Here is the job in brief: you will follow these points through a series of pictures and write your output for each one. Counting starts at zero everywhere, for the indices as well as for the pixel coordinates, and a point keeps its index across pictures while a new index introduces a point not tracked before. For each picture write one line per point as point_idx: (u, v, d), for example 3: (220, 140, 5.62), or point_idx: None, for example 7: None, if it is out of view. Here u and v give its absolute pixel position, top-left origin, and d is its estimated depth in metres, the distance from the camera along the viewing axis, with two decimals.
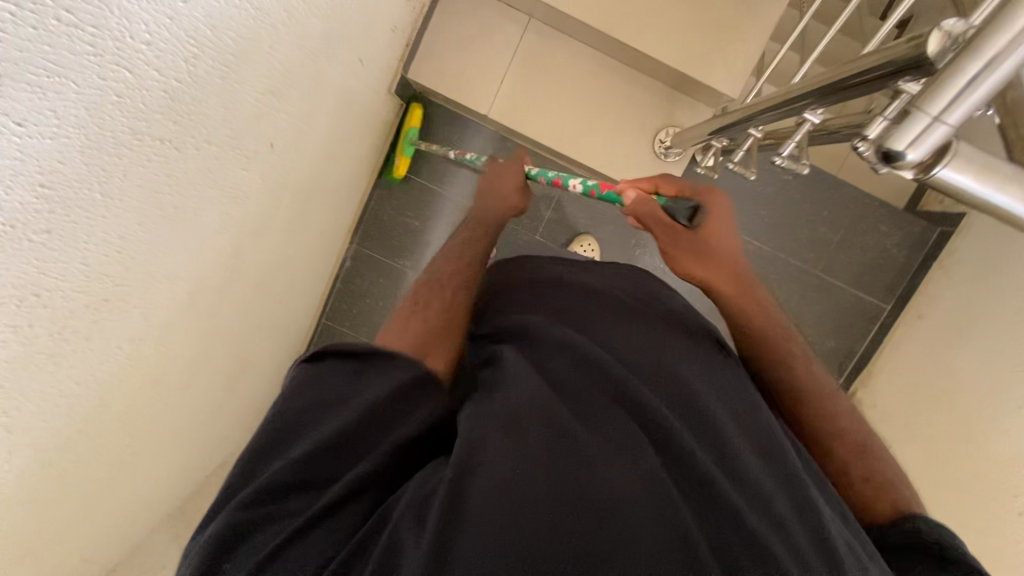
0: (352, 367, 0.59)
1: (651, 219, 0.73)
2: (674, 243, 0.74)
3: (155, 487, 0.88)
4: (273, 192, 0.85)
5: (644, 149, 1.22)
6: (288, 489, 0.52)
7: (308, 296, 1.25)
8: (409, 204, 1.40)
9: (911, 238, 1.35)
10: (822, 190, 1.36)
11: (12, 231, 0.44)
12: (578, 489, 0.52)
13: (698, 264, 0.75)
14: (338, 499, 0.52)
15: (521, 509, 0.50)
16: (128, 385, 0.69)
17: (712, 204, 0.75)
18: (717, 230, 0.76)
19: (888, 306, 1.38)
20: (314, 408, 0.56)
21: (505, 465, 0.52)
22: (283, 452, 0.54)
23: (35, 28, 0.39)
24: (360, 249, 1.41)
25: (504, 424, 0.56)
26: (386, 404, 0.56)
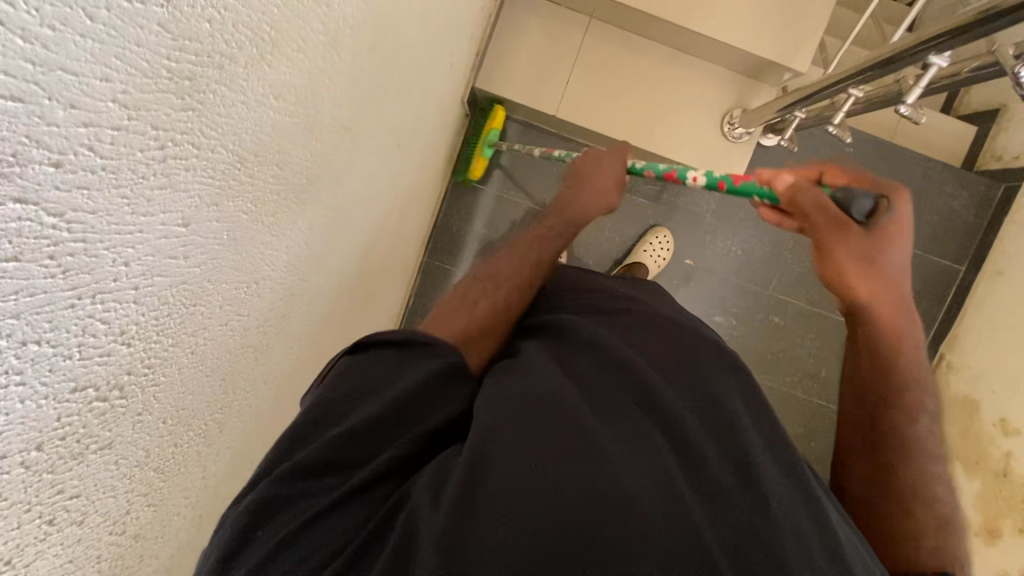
0: (389, 358, 0.54)
1: (808, 203, 0.58)
2: (840, 243, 0.56)
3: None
4: (392, 190, 0.86)
5: (713, 133, 1.26)
6: (316, 471, 0.47)
7: (393, 309, 1.24)
8: (476, 212, 1.42)
9: (976, 197, 1.38)
10: (884, 158, 1.38)
11: (255, 210, 0.44)
12: (594, 476, 0.45)
13: (861, 275, 0.58)
14: (365, 482, 0.47)
15: (530, 501, 0.43)
16: (290, 388, 0.68)
17: (900, 200, 0.57)
18: (902, 234, 0.57)
19: (963, 267, 1.40)
20: (350, 394, 0.51)
21: (518, 456, 0.46)
22: (316, 433, 0.49)
23: (299, 4, 0.40)
24: (430, 260, 1.42)
25: (521, 417, 0.50)
26: (422, 395, 0.51)
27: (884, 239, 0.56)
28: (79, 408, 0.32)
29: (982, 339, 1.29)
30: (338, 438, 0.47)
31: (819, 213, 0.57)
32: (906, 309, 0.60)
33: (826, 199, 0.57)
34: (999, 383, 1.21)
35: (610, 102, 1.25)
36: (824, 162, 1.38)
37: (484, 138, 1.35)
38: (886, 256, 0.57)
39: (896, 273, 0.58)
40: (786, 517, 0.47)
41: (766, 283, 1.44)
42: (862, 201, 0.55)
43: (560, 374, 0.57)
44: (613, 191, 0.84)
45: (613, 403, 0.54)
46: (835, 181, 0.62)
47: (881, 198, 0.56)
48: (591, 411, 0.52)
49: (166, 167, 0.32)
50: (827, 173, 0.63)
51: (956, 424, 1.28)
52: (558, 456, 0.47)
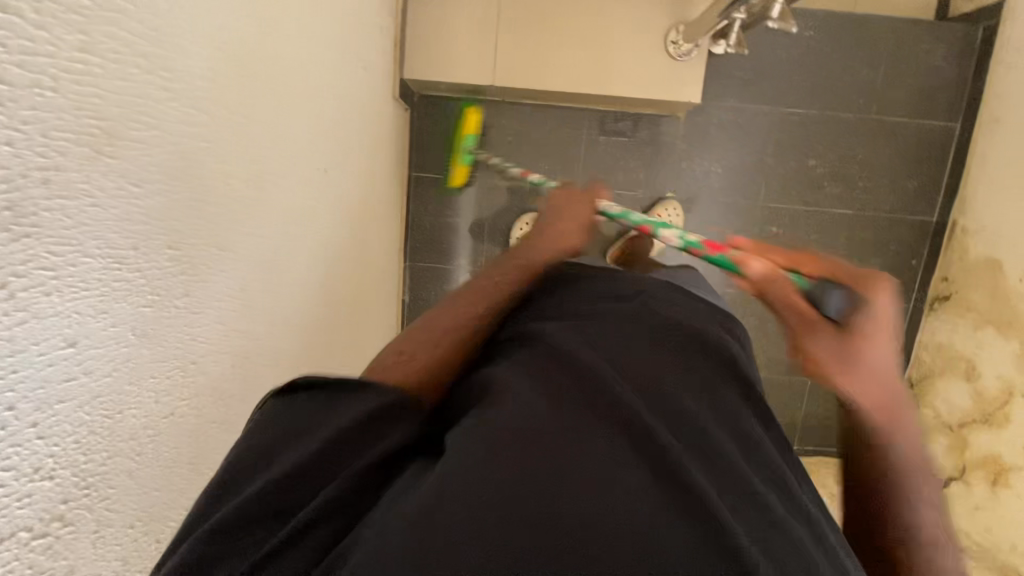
0: (325, 396, 0.47)
1: (776, 299, 0.62)
2: (809, 334, 0.57)
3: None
4: (336, 216, 0.84)
5: (660, 58, 1.19)
6: (242, 524, 0.39)
7: (382, 323, 1.25)
8: (444, 203, 1.39)
9: (956, 46, 1.29)
10: (850, 32, 1.28)
11: (160, 299, 0.43)
12: (556, 502, 0.39)
13: (841, 369, 0.54)
14: (296, 534, 0.39)
15: (481, 527, 0.37)
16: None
17: (876, 300, 0.55)
18: (884, 336, 0.54)
19: (958, 123, 1.31)
20: (286, 438, 0.44)
21: (471, 482, 0.39)
22: (240, 487, 0.41)
23: (130, 84, 0.38)
24: (414, 263, 1.41)
25: (488, 432, 0.43)
26: (370, 430, 0.45)
27: (869, 333, 0.54)
28: (16, 553, 0.32)
29: (993, 192, 1.22)
30: (280, 478, 0.41)
31: (789, 308, 0.60)
32: (899, 410, 0.52)
33: (793, 290, 0.61)
34: (1017, 236, 1.15)
35: (543, 55, 1.18)
36: (786, 52, 1.29)
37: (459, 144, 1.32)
38: (861, 354, 0.53)
39: (883, 371, 0.53)
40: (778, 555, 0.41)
41: (755, 197, 1.35)
42: (830, 293, 0.58)
43: (535, 399, 0.48)
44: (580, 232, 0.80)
45: (582, 408, 0.48)
46: (811, 273, 0.62)
47: (854, 295, 0.56)
48: (557, 419, 0.46)
49: (18, 303, 0.31)
50: (802, 263, 0.64)
51: (981, 289, 1.22)
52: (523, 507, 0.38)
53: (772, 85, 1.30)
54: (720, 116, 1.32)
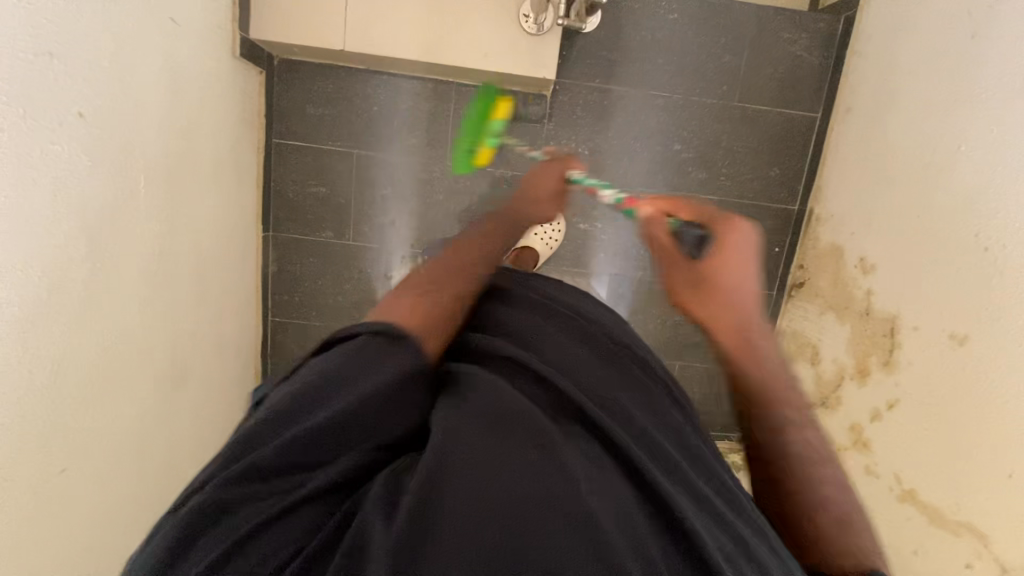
0: (355, 349, 0.51)
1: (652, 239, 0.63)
2: (666, 270, 0.60)
3: (113, 501, 0.86)
4: (118, 170, 0.81)
5: (516, 31, 1.17)
6: (260, 479, 0.45)
7: (226, 289, 1.21)
8: (308, 172, 1.35)
9: (819, 36, 1.30)
10: (714, 17, 1.29)
11: None
12: (555, 484, 0.47)
13: (698, 301, 0.56)
14: (314, 491, 0.45)
15: (492, 501, 0.45)
16: (21, 397, 0.67)
17: (726, 236, 0.56)
18: (735, 262, 0.55)
19: (818, 113, 1.33)
20: (306, 396, 0.48)
21: (476, 464, 0.47)
22: (262, 437, 0.46)
23: None
24: (277, 235, 1.38)
25: (485, 423, 0.50)
26: (387, 396, 0.49)
27: (724, 263, 0.55)
28: None
29: (842, 181, 1.25)
30: (297, 441, 0.46)
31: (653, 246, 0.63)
32: (749, 336, 0.56)
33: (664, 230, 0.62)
34: (858, 224, 1.18)
35: (394, 22, 1.15)
36: (650, 34, 1.29)
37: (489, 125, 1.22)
38: (713, 277, 0.55)
39: (742, 303, 0.56)
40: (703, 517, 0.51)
41: (624, 177, 1.35)
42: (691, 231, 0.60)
43: (518, 392, 0.56)
44: (552, 197, 0.82)
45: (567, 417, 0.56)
46: (684, 213, 0.62)
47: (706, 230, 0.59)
48: (546, 415, 0.54)
49: None
50: (675, 208, 0.63)
51: (826, 275, 1.25)
52: (529, 485, 0.47)
53: (635, 66, 1.31)
54: (587, 94, 1.32)
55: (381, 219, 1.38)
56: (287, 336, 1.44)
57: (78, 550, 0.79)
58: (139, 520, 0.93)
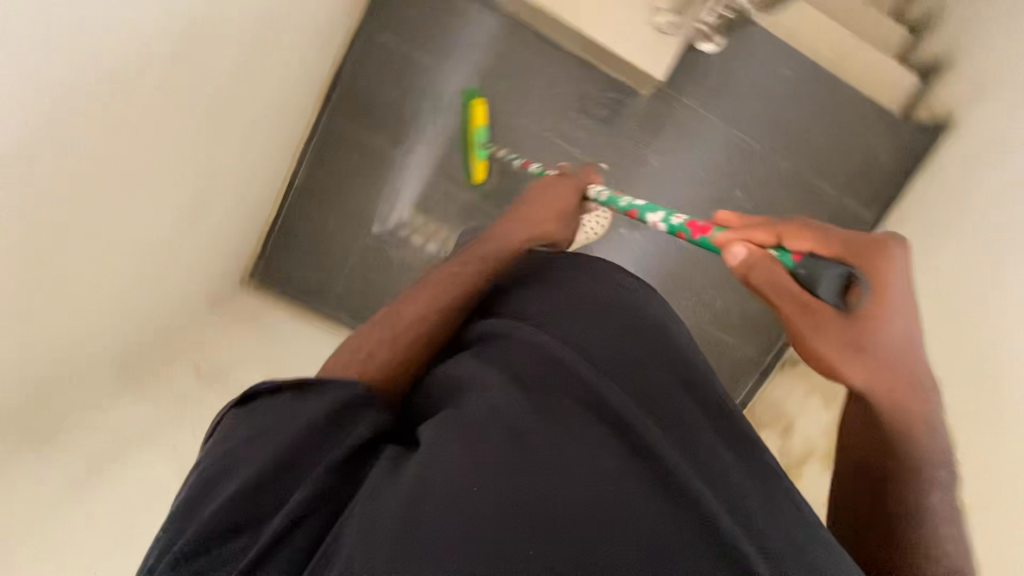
0: (290, 396, 0.60)
1: (768, 283, 0.63)
2: (814, 328, 0.60)
3: (94, 304, 0.81)
4: None
5: (644, 21, 1.18)
6: (227, 531, 0.52)
7: (261, 144, 1.15)
8: (384, 73, 1.31)
9: (900, 144, 1.35)
10: (817, 87, 1.33)
11: None
12: (535, 496, 0.51)
13: (847, 356, 0.60)
14: (292, 513, 0.52)
15: (467, 517, 0.49)
16: (67, 158, 0.61)
17: (880, 278, 0.58)
18: (889, 311, 0.59)
19: (873, 214, 1.38)
20: (249, 445, 0.57)
21: (452, 478, 0.52)
22: (216, 491, 0.54)
23: None
24: (332, 120, 1.33)
25: (460, 439, 0.55)
26: (327, 426, 0.58)
27: (881, 311, 0.58)
28: None
29: None
30: (249, 487, 0.54)
31: (783, 294, 0.62)
32: (912, 381, 0.62)
33: (783, 270, 0.63)
34: None
35: None
36: (756, 79, 1.32)
37: (472, 138, 1.29)
38: (870, 333, 0.59)
39: (898, 347, 0.60)
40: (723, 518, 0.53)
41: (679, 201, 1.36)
42: (832, 271, 0.61)
43: (503, 397, 0.59)
44: (550, 221, 0.93)
45: (568, 415, 0.59)
46: (795, 246, 0.65)
47: (854, 270, 0.60)
48: (532, 421, 0.57)
49: None
50: (786, 235, 0.66)
51: None
52: (507, 501, 0.51)
53: (732, 102, 1.33)
54: (680, 109, 1.32)
55: (435, 147, 1.36)
56: (300, 223, 1.37)
57: (41, 339, 0.73)
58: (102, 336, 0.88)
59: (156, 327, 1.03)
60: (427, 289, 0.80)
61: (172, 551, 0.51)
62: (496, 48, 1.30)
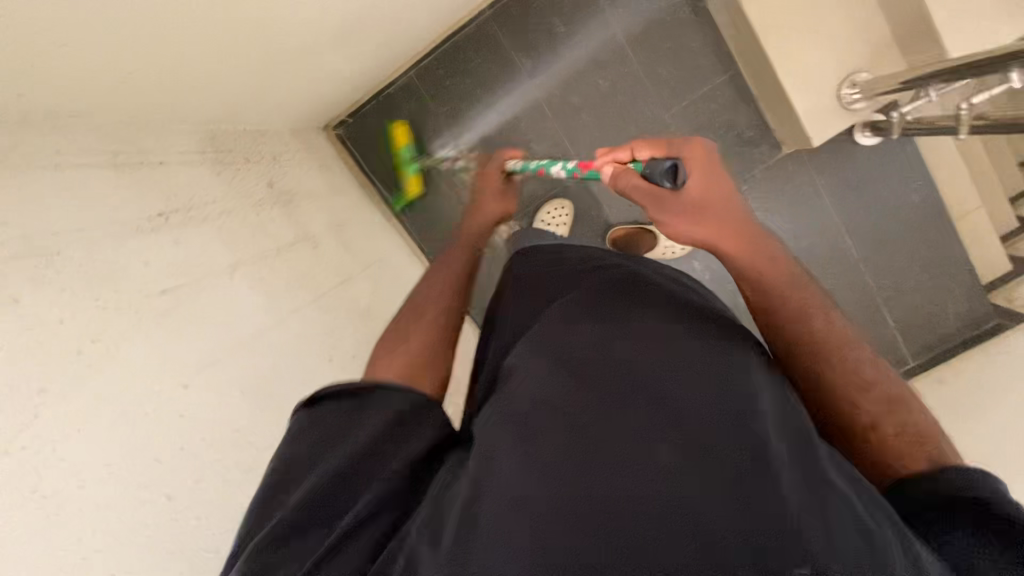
0: (347, 406, 0.54)
1: (627, 185, 0.70)
2: (659, 206, 0.66)
3: (210, 57, 0.75)
4: None
5: (826, 82, 1.17)
6: (297, 530, 0.47)
7: (424, 4, 1.10)
8: (559, 6, 1.27)
9: (971, 314, 1.33)
10: (930, 225, 1.32)
11: None
12: (588, 486, 0.48)
13: (688, 220, 0.64)
14: (358, 519, 0.47)
15: (524, 518, 0.47)
16: None
17: (688, 155, 0.66)
18: (700, 167, 0.65)
19: (914, 361, 1.36)
20: (315, 448, 0.51)
21: (515, 471, 0.51)
22: (285, 491, 0.49)
23: None
24: (490, 21, 1.29)
25: (518, 437, 0.54)
26: (393, 433, 0.52)
27: (694, 182, 0.64)
28: None
29: None
30: (322, 485, 0.49)
31: (638, 191, 0.69)
32: (755, 254, 0.64)
33: (637, 176, 0.69)
34: None
35: None
36: (884, 189, 1.32)
37: (396, 158, 1.34)
38: (707, 206, 0.64)
39: (723, 216, 0.64)
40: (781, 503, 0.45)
41: None
42: (661, 165, 0.65)
43: (549, 390, 0.58)
44: (498, 203, 0.97)
45: (619, 406, 0.55)
46: (646, 157, 0.72)
47: (679, 161, 0.64)
48: (582, 412, 0.55)
49: None
50: (639, 152, 0.74)
51: None
52: (560, 497, 0.48)
53: (848, 197, 1.33)
54: (802, 182, 1.33)
55: (570, 98, 1.31)
56: (407, 101, 1.34)
57: (156, 71, 0.68)
58: (205, 101, 0.82)
59: (250, 124, 0.98)
60: (434, 287, 0.79)
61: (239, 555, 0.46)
62: (677, 36, 1.27)
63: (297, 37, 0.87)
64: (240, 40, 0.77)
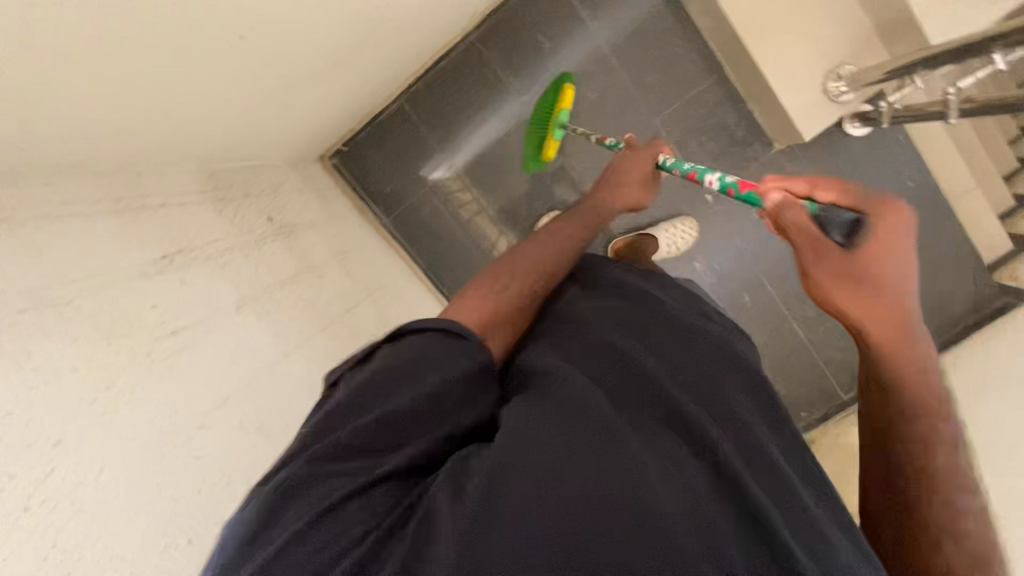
0: (439, 342, 0.54)
1: (791, 223, 0.55)
2: (832, 274, 0.53)
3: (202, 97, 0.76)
4: None
5: (810, 77, 1.18)
6: (345, 455, 0.45)
7: (411, 32, 1.12)
8: (542, 24, 1.29)
9: (978, 295, 1.32)
10: (930, 210, 1.33)
11: None
12: (615, 480, 0.46)
13: (849, 295, 0.52)
14: (396, 470, 0.46)
15: (550, 510, 0.44)
16: None
17: (883, 221, 0.52)
18: (891, 243, 0.52)
19: None
20: (393, 378, 0.50)
21: (540, 457, 0.47)
22: (351, 414, 0.47)
23: None
24: (475, 43, 1.31)
25: (548, 422, 0.50)
26: (465, 398, 0.53)
27: (873, 253, 0.52)
28: None
29: None
30: (385, 419, 0.48)
31: (801, 239, 0.54)
32: (914, 344, 0.53)
33: (806, 218, 0.54)
34: None
35: None
36: (879, 179, 1.33)
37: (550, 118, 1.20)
38: (877, 277, 0.52)
39: (892, 293, 0.52)
40: (787, 515, 0.47)
41: (754, 263, 1.36)
42: (840, 215, 0.55)
43: (580, 383, 0.56)
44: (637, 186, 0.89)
45: (642, 409, 0.54)
46: (823, 199, 0.57)
47: (863, 220, 0.53)
48: (609, 408, 0.53)
49: None
50: (819, 191, 0.57)
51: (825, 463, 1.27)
52: (587, 487, 0.45)
53: None
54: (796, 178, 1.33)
55: None
56: (398, 127, 1.36)
57: (151, 116, 0.69)
58: (200, 140, 0.83)
59: (247, 160, 0.99)
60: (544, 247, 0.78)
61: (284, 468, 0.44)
62: (661, 44, 1.28)
63: (287, 74, 0.89)
64: (232, 80, 0.79)
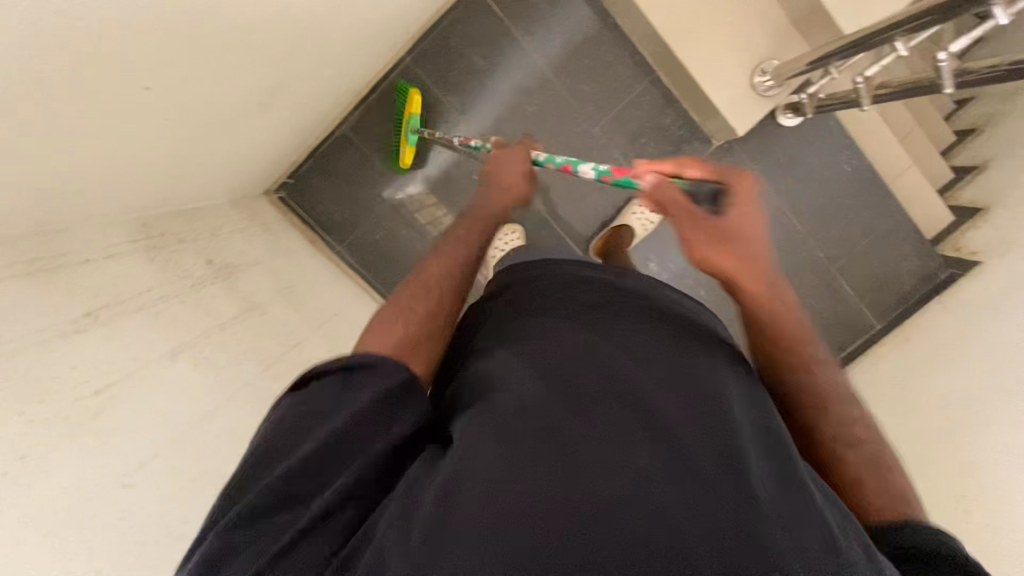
0: (337, 382, 0.51)
1: (666, 199, 0.63)
2: (699, 234, 0.61)
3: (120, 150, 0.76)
4: None
5: (737, 74, 1.21)
6: (272, 507, 0.45)
7: (341, 63, 1.13)
8: (475, 43, 1.31)
9: (924, 269, 1.35)
10: (870, 192, 1.36)
11: None
12: (566, 486, 0.46)
13: (724, 254, 0.60)
14: (327, 508, 0.46)
15: (500, 521, 0.44)
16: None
17: (735, 184, 0.62)
18: (743, 200, 0.61)
19: (878, 325, 1.39)
20: (299, 427, 0.49)
21: (490, 470, 0.48)
22: (264, 468, 0.47)
23: None
24: (409, 67, 1.32)
25: (494, 433, 0.51)
26: (379, 421, 0.49)
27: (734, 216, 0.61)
28: None
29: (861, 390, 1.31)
30: (299, 465, 0.47)
31: (679, 209, 0.62)
32: (773, 288, 0.62)
33: (677, 190, 0.63)
34: None
35: None
36: (818, 165, 1.36)
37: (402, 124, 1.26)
38: (736, 234, 0.61)
39: (754, 249, 0.61)
40: (745, 496, 0.46)
41: None
42: (704, 188, 0.63)
43: (529, 383, 0.56)
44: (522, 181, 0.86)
45: (598, 401, 0.53)
46: (692, 173, 0.65)
47: (721, 186, 0.62)
48: (561, 409, 0.53)
49: None
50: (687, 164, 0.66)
51: None
52: (536, 495, 0.46)
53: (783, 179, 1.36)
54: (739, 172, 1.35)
55: (501, 127, 1.34)
56: (342, 155, 1.37)
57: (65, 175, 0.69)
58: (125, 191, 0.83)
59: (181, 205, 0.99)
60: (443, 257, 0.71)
61: (216, 526, 0.46)
62: (593, 53, 1.30)
63: (212, 118, 0.89)
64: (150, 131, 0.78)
